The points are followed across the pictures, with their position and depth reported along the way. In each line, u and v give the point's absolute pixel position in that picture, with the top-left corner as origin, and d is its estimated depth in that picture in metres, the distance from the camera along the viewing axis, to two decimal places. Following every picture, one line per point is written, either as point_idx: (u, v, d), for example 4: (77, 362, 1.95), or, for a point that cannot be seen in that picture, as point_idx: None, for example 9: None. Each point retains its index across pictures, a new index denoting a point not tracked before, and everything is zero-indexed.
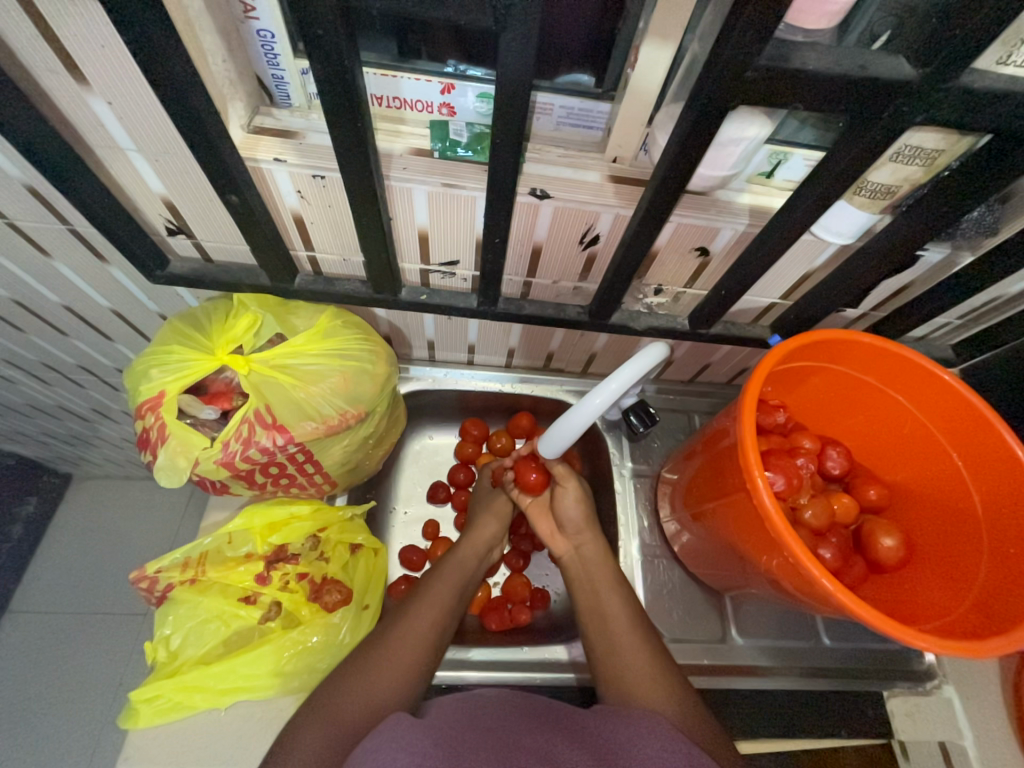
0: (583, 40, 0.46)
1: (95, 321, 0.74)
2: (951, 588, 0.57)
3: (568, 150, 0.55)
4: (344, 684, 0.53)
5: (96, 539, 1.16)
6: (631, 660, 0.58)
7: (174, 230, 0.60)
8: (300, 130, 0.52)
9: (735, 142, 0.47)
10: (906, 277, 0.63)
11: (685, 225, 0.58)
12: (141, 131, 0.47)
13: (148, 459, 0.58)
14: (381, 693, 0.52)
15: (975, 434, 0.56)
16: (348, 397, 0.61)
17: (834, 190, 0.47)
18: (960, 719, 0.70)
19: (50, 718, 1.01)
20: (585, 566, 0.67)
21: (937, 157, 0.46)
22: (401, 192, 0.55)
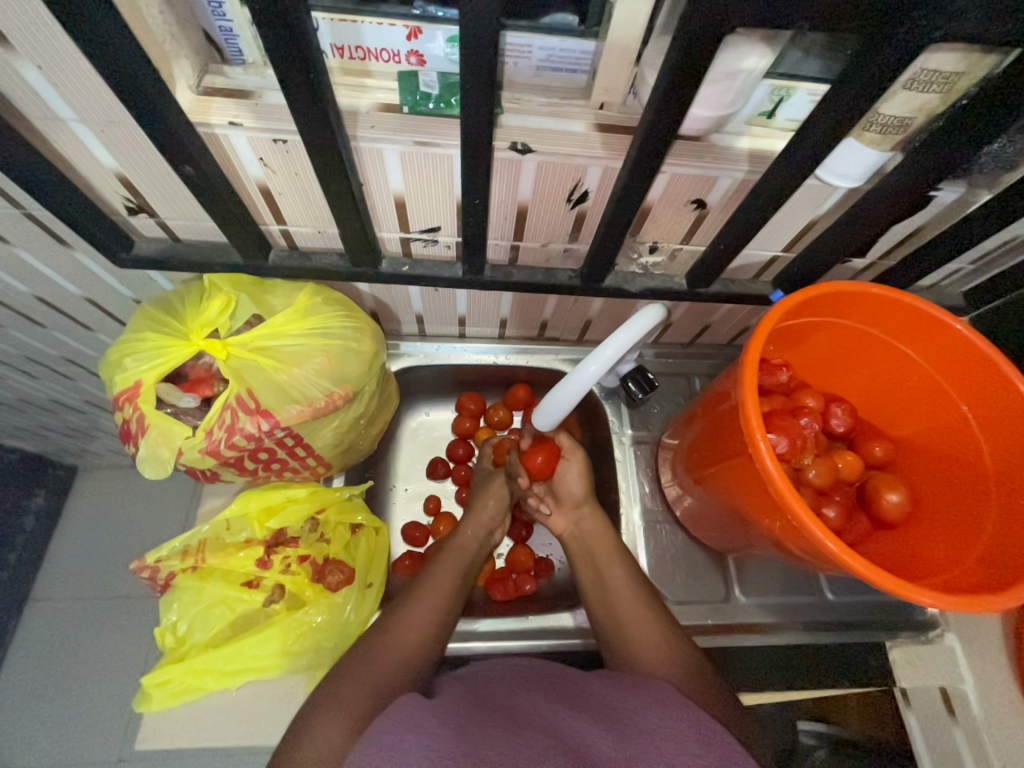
0: None
1: (71, 311, 0.72)
2: (958, 543, 0.56)
3: (550, 98, 0.50)
4: (349, 675, 0.52)
5: (107, 528, 1.17)
6: (637, 631, 0.58)
7: (135, 209, 0.56)
8: (256, 90, 0.47)
9: (732, 76, 0.43)
10: (918, 220, 0.59)
11: (680, 175, 0.53)
12: (78, 99, 0.43)
13: (132, 450, 0.57)
14: (389, 675, 0.52)
15: (986, 384, 0.54)
16: (333, 378, 0.59)
17: (839, 126, 0.43)
18: (960, 664, 0.72)
19: (78, 698, 1.04)
20: (584, 538, 0.68)
21: (955, 80, 0.42)
22: (371, 154, 0.51)
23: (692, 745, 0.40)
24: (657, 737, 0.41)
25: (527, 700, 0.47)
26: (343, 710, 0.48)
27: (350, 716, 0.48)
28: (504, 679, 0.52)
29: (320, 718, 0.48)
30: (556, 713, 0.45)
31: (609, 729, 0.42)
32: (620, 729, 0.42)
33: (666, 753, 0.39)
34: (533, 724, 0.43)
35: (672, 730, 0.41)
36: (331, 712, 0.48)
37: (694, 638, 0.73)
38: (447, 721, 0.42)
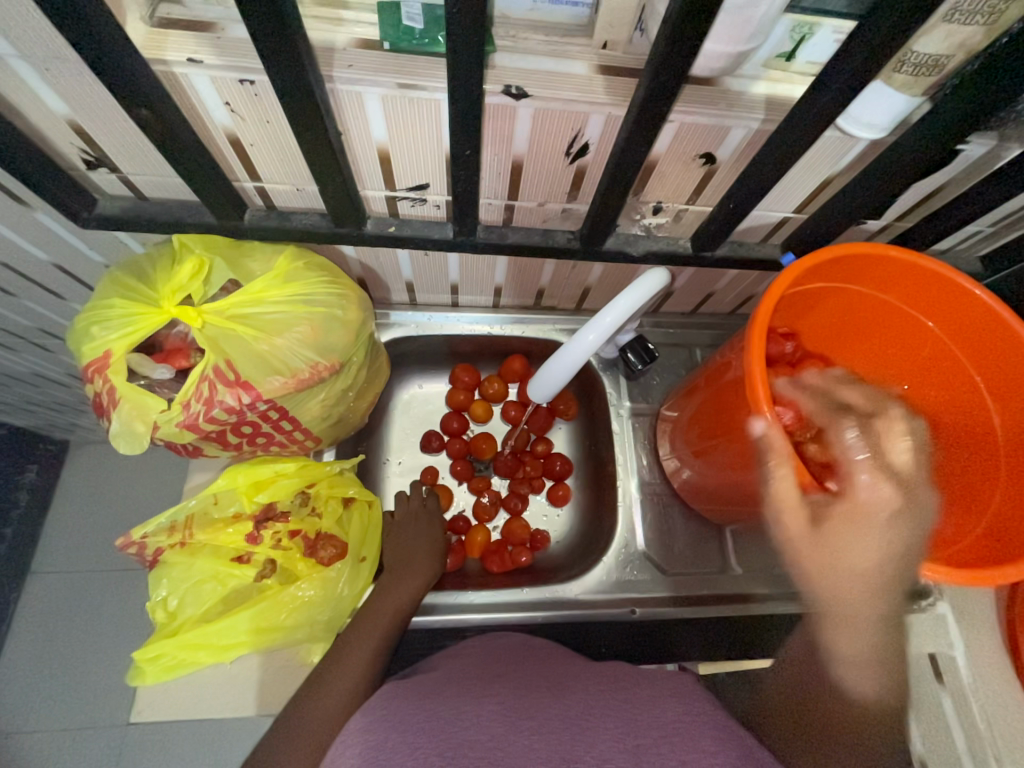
0: None
1: (39, 279, 0.67)
2: (964, 513, 0.55)
3: (549, 36, 0.46)
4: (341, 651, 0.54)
5: (101, 503, 1.15)
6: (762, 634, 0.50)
7: (94, 163, 0.52)
8: (216, 22, 0.42)
9: (752, 5, 0.38)
10: (940, 178, 0.55)
11: (689, 126, 0.49)
12: (14, 31, 0.38)
13: (106, 425, 0.54)
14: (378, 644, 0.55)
15: (1001, 351, 0.52)
16: (318, 349, 0.56)
17: (872, 64, 0.38)
18: (952, 633, 0.72)
19: (81, 668, 1.06)
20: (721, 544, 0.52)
21: (1002, 11, 0.38)
22: (351, 99, 0.46)
23: (705, 742, 0.39)
24: (669, 734, 0.40)
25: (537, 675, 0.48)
26: (341, 679, 0.52)
27: (349, 679, 0.52)
28: (511, 656, 0.52)
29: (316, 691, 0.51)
30: (556, 693, 0.44)
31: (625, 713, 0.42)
32: (626, 715, 0.41)
33: (678, 752, 0.38)
34: (529, 686, 0.45)
35: (689, 729, 0.40)
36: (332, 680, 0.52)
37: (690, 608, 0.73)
38: (435, 710, 0.42)
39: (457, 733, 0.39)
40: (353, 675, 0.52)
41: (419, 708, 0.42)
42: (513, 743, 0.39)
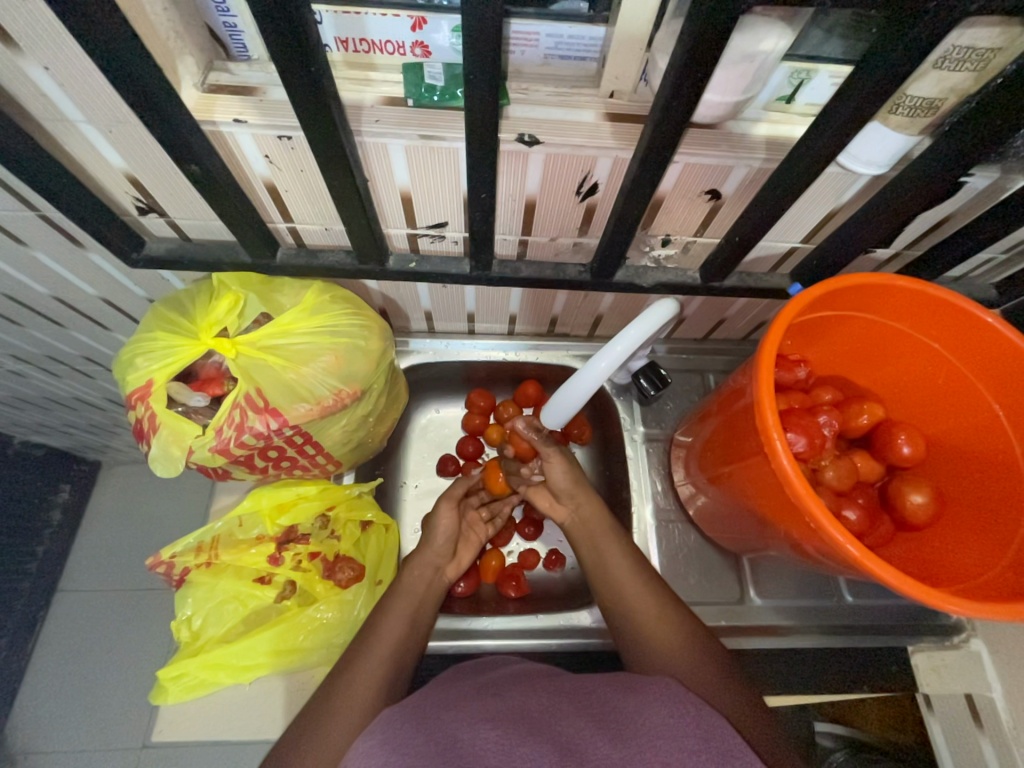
0: None
1: (87, 311, 0.73)
2: (988, 545, 0.53)
3: (559, 87, 0.49)
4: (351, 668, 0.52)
5: (129, 522, 1.20)
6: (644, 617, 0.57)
7: (144, 209, 0.57)
8: (259, 85, 0.46)
9: (749, 58, 0.41)
10: (946, 209, 0.56)
11: (693, 165, 0.51)
12: (86, 100, 0.43)
13: (144, 449, 0.58)
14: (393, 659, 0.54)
15: (1018, 378, 0.51)
16: (341, 377, 0.59)
17: (869, 107, 0.40)
18: (987, 670, 0.69)
19: (103, 687, 1.08)
20: (585, 523, 0.68)
21: (991, 58, 0.39)
22: (377, 149, 0.50)
23: (690, 741, 0.40)
24: (655, 737, 0.40)
25: (545, 692, 0.48)
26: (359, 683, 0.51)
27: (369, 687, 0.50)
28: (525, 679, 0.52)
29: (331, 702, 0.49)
30: (556, 708, 0.44)
31: (637, 727, 0.41)
32: (625, 731, 0.41)
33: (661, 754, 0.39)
34: (540, 707, 0.45)
35: (672, 726, 0.41)
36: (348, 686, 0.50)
37: None
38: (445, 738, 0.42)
39: (464, 749, 0.39)
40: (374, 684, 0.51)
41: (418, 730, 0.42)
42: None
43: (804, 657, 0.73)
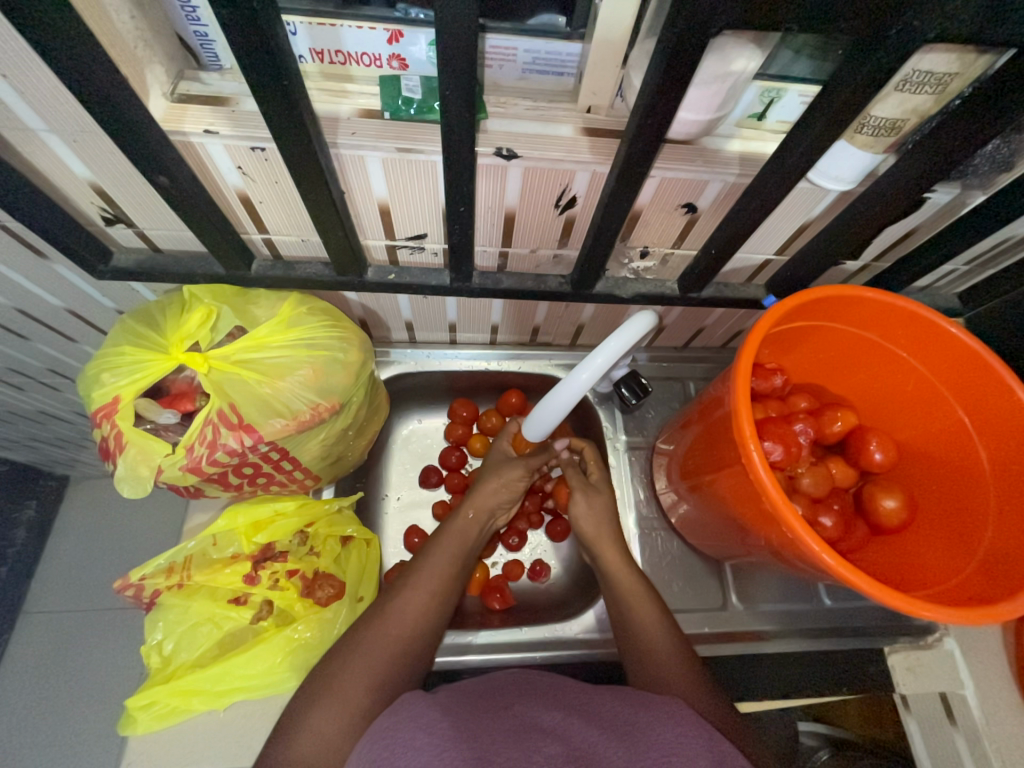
0: None
1: (52, 323, 0.70)
2: (956, 550, 0.55)
3: (536, 102, 0.50)
4: (350, 661, 0.51)
5: (98, 539, 1.15)
6: (658, 648, 0.55)
7: (111, 219, 0.55)
8: (231, 96, 0.46)
9: (720, 79, 0.41)
10: (910, 223, 0.58)
11: (669, 180, 0.52)
12: (48, 109, 0.42)
13: (110, 469, 0.55)
14: (393, 659, 0.52)
15: (983, 387, 0.53)
16: (319, 391, 0.58)
17: (836, 128, 0.41)
18: (960, 668, 0.72)
19: (69, 714, 1.03)
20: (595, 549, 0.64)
21: (949, 83, 0.41)
22: (354, 162, 0.50)
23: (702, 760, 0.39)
24: (669, 752, 0.40)
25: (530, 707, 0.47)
26: (353, 681, 0.50)
27: (363, 686, 0.49)
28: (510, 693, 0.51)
29: (323, 697, 0.49)
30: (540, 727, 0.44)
31: (621, 741, 0.41)
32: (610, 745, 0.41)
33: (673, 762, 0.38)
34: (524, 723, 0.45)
35: (684, 746, 0.40)
36: (342, 683, 0.50)
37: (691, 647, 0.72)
38: None
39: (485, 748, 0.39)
40: (371, 682, 0.50)
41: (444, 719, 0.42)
42: None
43: (785, 660, 0.74)
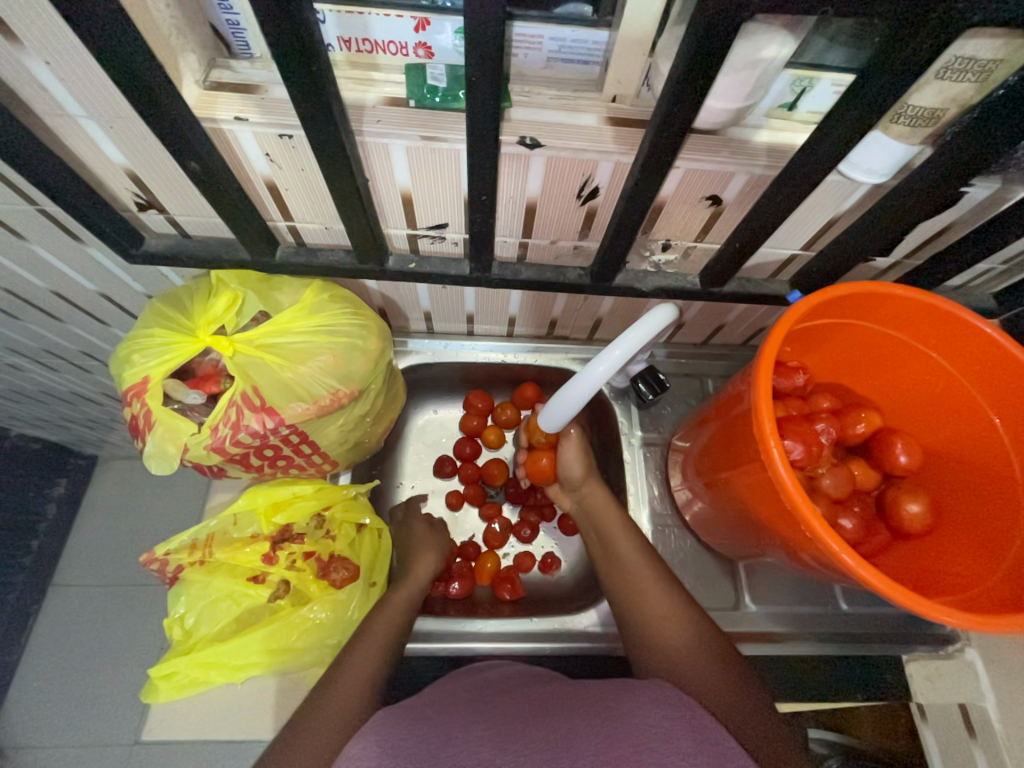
0: None
1: (86, 306, 0.72)
2: (985, 557, 0.53)
3: (561, 91, 0.49)
4: (312, 717, 0.48)
5: (126, 516, 1.20)
6: (656, 613, 0.56)
7: (144, 205, 0.56)
8: (261, 84, 0.46)
9: (750, 66, 0.40)
10: (946, 219, 0.56)
11: (694, 171, 0.51)
12: (87, 95, 0.43)
13: (138, 446, 0.57)
14: (369, 684, 0.51)
15: (1016, 390, 0.51)
16: (338, 377, 0.59)
17: (870, 118, 0.40)
18: (982, 680, 0.70)
19: (96, 682, 1.08)
20: (592, 513, 0.69)
21: (992, 70, 0.39)
22: (378, 149, 0.50)
23: (685, 743, 0.40)
24: (649, 738, 0.40)
25: (537, 696, 0.48)
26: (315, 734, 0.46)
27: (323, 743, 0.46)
28: (519, 683, 0.51)
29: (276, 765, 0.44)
30: (547, 716, 0.44)
31: (625, 736, 0.40)
32: (619, 735, 0.41)
33: (658, 756, 0.39)
34: (529, 712, 0.45)
35: (669, 731, 0.41)
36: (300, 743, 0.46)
37: None
38: (424, 735, 0.43)
39: (446, 753, 0.40)
40: (358, 696, 0.50)
41: (407, 729, 0.43)
42: None
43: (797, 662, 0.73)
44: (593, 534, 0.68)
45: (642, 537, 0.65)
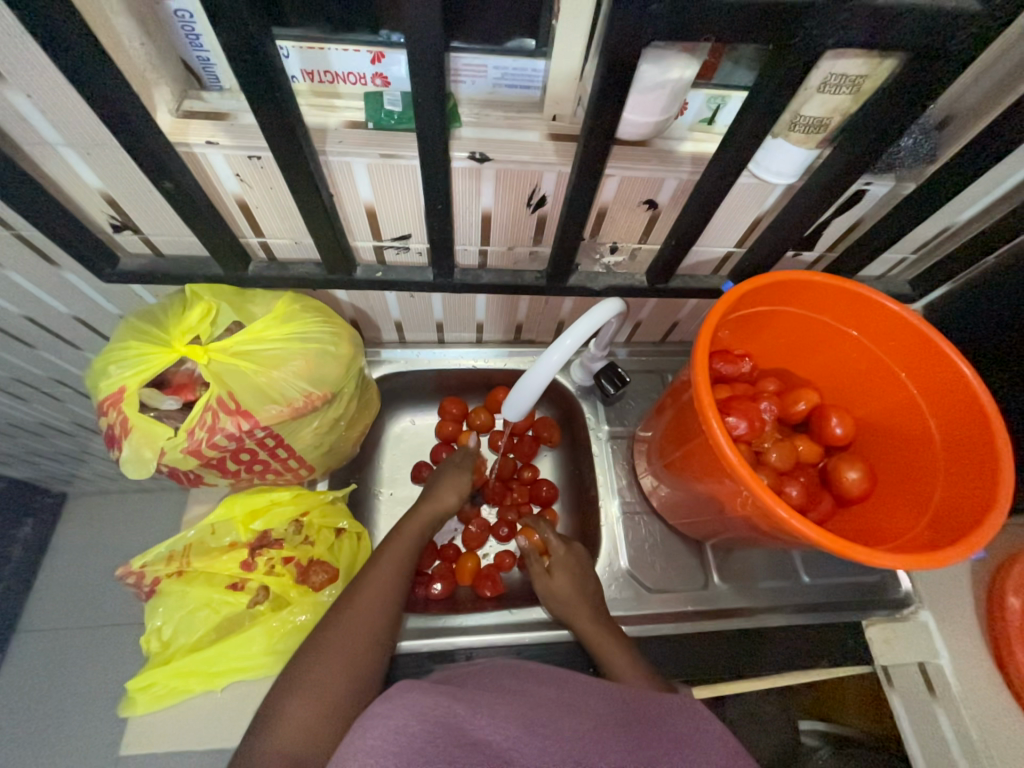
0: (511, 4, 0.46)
1: (58, 330, 0.74)
2: (914, 509, 0.58)
3: (507, 112, 0.55)
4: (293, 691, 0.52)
5: (103, 550, 1.20)
6: (607, 646, 0.64)
7: (119, 226, 0.60)
8: (230, 112, 0.51)
9: (660, 85, 0.47)
10: (856, 213, 0.63)
11: (628, 178, 0.57)
12: (67, 124, 0.47)
13: (116, 455, 0.59)
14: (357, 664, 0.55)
15: (924, 358, 0.58)
16: (312, 380, 0.62)
17: (764, 125, 0.46)
18: (936, 640, 0.73)
19: (71, 724, 1.06)
20: (550, 592, 0.70)
21: (862, 83, 0.46)
22: (341, 167, 0.55)
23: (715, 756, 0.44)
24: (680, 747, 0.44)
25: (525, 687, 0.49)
26: (314, 697, 0.51)
27: (322, 709, 0.51)
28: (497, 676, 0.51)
29: (268, 743, 0.48)
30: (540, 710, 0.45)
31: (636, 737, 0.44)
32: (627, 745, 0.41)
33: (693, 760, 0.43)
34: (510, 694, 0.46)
35: (699, 744, 0.45)
36: (296, 704, 0.51)
37: (677, 625, 0.74)
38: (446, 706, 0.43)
39: (458, 714, 0.43)
40: (342, 674, 0.54)
41: (435, 701, 0.43)
42: (527, 748, 0.41)
43: (780, 642, 0.73)
44: (550, 601, 0.70)
45: (594, 596, 0.69)
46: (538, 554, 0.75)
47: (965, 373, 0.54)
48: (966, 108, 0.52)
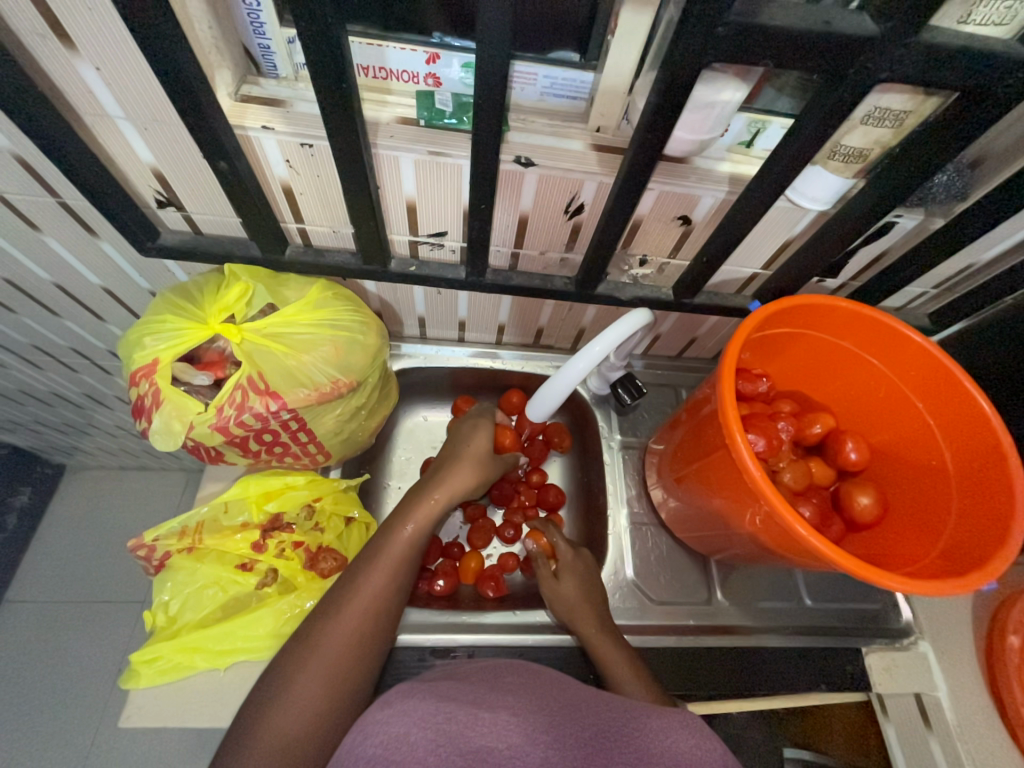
0: (570, 19, 0.47)
1: (86, 300, 0.74)
2: (926, 538, 0.59)
3: (553, 120, 0.56)
4: (300, 670, 0.53)
5: (101, 525, 1.20)
6: (610, 653, 0.64)
7: (163, 202, 0.61)
8: (287, 99, 0.52)
9: (711, 105, 0.48)
10: (883, 245, 0.65)
11: (666, 193, 0.59)
12: (130, 99, 0.48)
13: (143, 426, 0.59)
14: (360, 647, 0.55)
15: (944, 390, 0.58)
16: (339, 367, 0.63)
17: (809, 152, 0.48)
18: (934, 671, 0.74)
19: (56, 698, 1.05)
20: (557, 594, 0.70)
21: (905, 118, 0.48)
22: (389, 161, 0.56)
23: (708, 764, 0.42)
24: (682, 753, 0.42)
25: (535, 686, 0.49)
26: (320, 676, 0.52)
27: (327, 690, 0.52)
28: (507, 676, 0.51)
29: (272, 719, 0.50)
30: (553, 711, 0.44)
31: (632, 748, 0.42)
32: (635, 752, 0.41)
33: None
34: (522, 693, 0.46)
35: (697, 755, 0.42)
36: (302, 683, 0.52)
37: (677, 638, 0.74)
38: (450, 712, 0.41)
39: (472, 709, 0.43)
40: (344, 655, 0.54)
41: (439, 708, 0.41)
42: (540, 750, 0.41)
43: (779, 665, 0.72)
44: (556, 602, 0.70)
45: (600, 603, 0.70)
46: (545, 556, 0.76)
47: (984, 407, 0.54)
48: (997, 152, 0.53)
